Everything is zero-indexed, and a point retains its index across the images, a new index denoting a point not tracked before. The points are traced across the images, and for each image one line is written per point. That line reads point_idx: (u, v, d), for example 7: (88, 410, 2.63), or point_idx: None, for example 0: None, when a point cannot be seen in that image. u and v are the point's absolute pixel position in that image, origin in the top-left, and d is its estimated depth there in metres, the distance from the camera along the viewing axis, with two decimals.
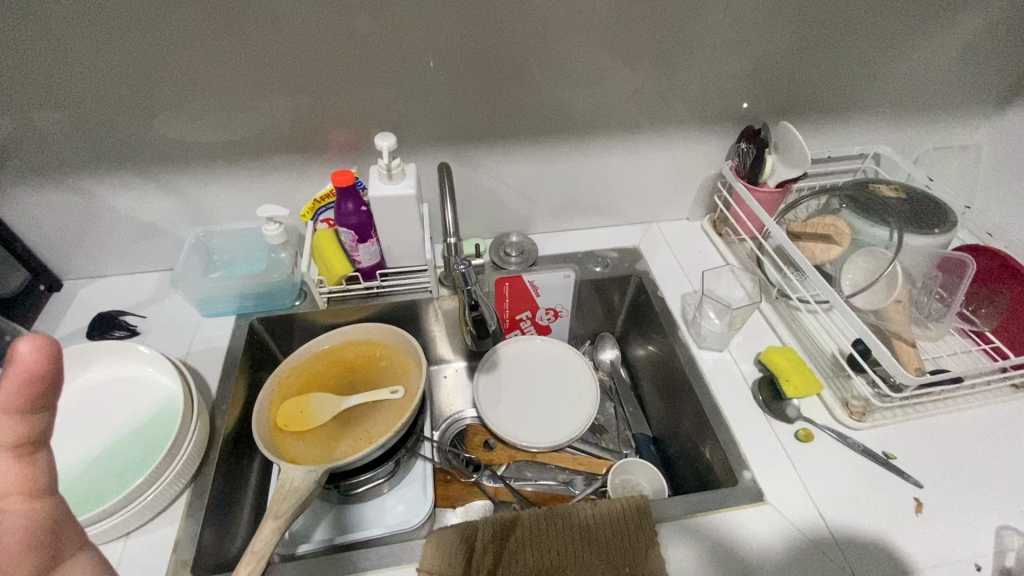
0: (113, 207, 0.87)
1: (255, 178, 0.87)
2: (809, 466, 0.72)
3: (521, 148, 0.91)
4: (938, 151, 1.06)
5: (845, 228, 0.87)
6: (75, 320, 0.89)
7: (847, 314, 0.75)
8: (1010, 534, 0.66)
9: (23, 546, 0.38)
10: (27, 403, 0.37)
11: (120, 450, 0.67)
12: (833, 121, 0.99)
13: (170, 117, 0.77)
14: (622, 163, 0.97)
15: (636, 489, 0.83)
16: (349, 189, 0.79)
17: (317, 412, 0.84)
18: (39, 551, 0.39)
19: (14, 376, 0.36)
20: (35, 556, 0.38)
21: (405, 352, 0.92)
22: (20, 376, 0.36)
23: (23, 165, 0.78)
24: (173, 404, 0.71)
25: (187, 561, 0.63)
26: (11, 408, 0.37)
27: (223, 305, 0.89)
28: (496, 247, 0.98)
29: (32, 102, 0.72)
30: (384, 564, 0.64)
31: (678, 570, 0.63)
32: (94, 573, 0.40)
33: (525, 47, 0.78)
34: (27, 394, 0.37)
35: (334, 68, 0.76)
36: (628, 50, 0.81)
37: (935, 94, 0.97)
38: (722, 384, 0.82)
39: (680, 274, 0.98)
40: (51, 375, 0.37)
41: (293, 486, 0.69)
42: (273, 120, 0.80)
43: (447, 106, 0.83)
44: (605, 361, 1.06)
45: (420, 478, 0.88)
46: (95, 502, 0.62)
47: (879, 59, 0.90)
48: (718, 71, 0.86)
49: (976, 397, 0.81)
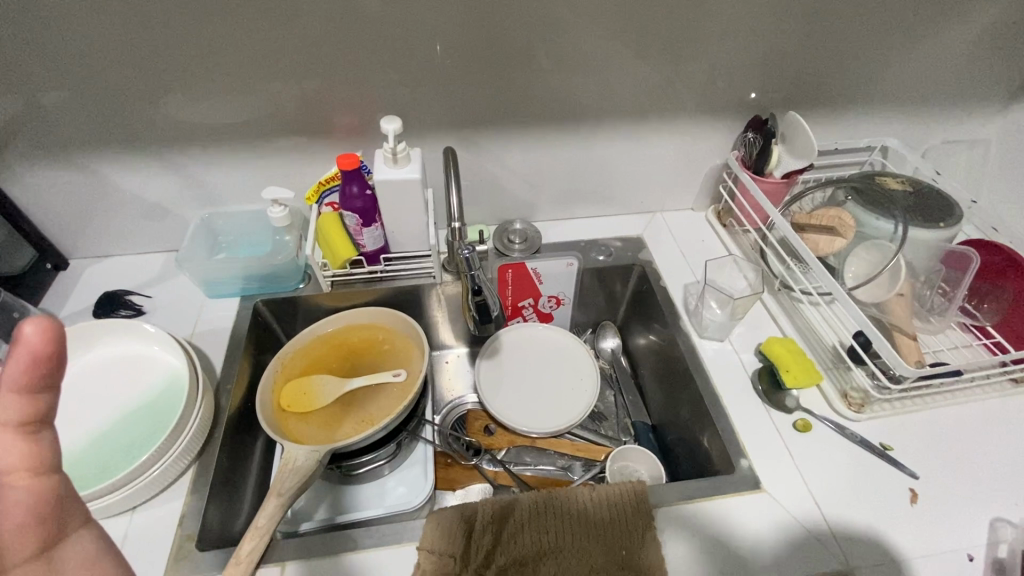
0: (118, 186, 0.87)
1: (261, 160, 0.87)
2: (806, 456, 0.73)
3: (526, 134, 0.91)
4: (946, 144, 1.05)
5: (850, 219, 0.87)
6: (81, 299, 0.90)
7: (848, 306, 0.75)
8: (1004, 526, 0.66)
9: (29, 518, 0.39)
10: (31, 384, 0.37)
11: (127, 426, 0.68)
12: (841, 112, 0.98)
13: (176, 98, 0.77)
14: (628, 151, 0.97)
15: (634, 475, 0.84)
16: (355, 172, 0.80)
17: (320, 394, 0.86)
18: (44, 523, 0.40)
19: (19, 359, 0.36)
20: (41, 527, 0.40)
21: (408, 337, 0.93)
22: (25, 359, 0.36)
23: (29, 143, 0.79)
24: (179, 383, 0.72)
25: (192, 534, 0.65)
26: (17, 388, 0.37)
27: (227, 286, 0.90)
28: (500, 234, 0.98)
29: (39, 80, 0.72)
30: (384, 543, 0.65)
31: (673, 553, 0.64)
32: (96, 546, 0.42)
33: (533, 33, 0.78)
34: (31, 376, 0.37)
35: (340, 51, 0.75)
36: (636, 37, 0.80)
37: (945, 86, 0.96)
38: (722, 374, 0.82)
39: (683, 264, 0.98)
40: (55, 360, 0.37)
41: (296, 464, 0.71)
42: (278, 102, 0.80)
43: (453, 90, 0.82)
44: (606, 349, 1.06)
45: (420, 461, 0.89)
46: (103, 476, 0.63)
47: (890, 51, 0.89)
48: (726, 59, 0.85)
49: (976, 392, 0.81)
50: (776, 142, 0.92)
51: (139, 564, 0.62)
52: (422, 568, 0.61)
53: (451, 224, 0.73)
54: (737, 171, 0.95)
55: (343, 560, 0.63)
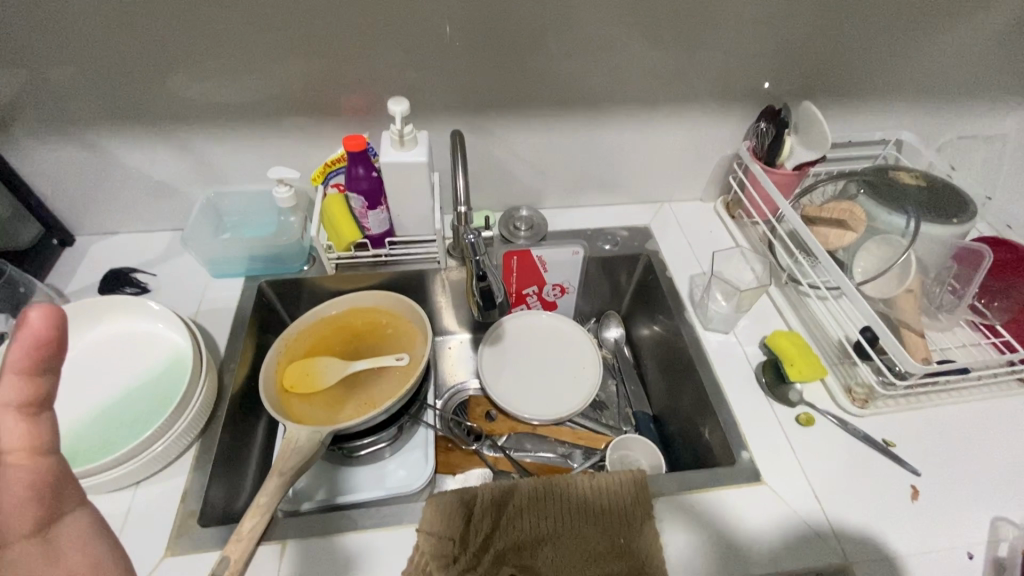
0: (124, 163, 0.86)
1: (267, 139, 0.86)
2: (807, 449, 0.73)
3: (535, 120, 0.90)
4: (962, 140, 1.03)
5: (862, 214, 0.86)
6: (87, 275, 0.90)
7: (857, 300, 0.75)
8: (1004, 525, 0.66)
9: (27, 498, 0.39)
10: (34, 365, 0.38)
11: (131, 402, 0.68)
12: (857, 104, 0.96)
13: (183, 76, 0.76)
14: (637, 139, 0.95)
15: (634, 464, 0.84)
16: (361, 154, 0.79)
17: (323, 376, 0.86)
18: (41, 504, 0.40)
19: (24, 340, 0.37)
20: (38, 508, 0.40)
21: (411, 322, 0.93)
22: (30, 340, 0.37)
23: (36, 118, 0.78)
24: (183, 361, 0.72)
25: (195, 510, 0.65)
26: (21, 368, 0.37)
27: (232, 266, 0.90)
28: (506, 221, 0.98)
29: (46, 54, 0.72)
30: (384, 524, 0.65)
31: (672, 543, 0.64)
32: (92, 528, 0.42)
33: (545, 15, 0.76)
34: (37, 357, 0.38)
35: (348, 31, 0.74)
36: (649, 23, 0.78)
37: (964, 80, 0.94)
38: (726, 366, 0.82)
39: (690, 255, 0.97)
40: (59, 340, 0.38)
41: (298, 444, 0.71)
42: (286, 82, 0.79)
43: (461, 73, 0.81)
44: (609, 339, 1.06)
45: (421, 445, 0.89)
46: (106, 451, 0.64)
47: (909, 41, 0.87)
48: (741, 47, 0.83)
49: (982, 390, 0.80)
50: (789, 133, 0.90)
51: (143, 537, 0.63)
52: (422, 549, 0.62)
53: (457, 207, 0.71)
54: (749, 162, 0.93)
55: (343, 539, 0.64)
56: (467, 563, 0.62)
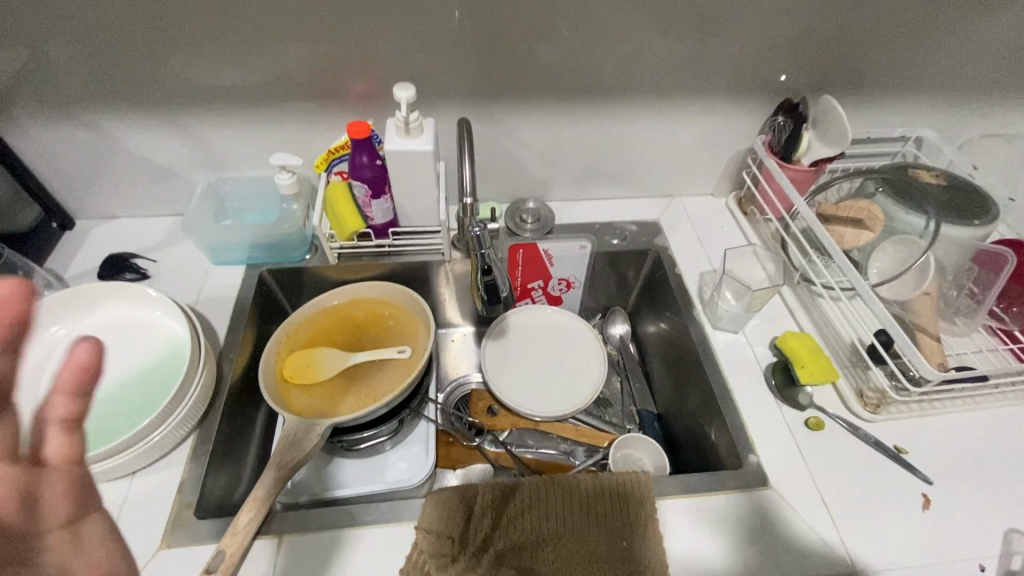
0: (124, 146, 0.85)
1: (269, 125, 0.84)
2: (816, 454, 0.71)
3: (544, 109, 0.87)
4: (985, 138, 1.00)
5: (879, 213, 0.83)
6: (86, 260, 0.88)
7: (873, 303, 0.73)
8: (1018, 537, 0.64)
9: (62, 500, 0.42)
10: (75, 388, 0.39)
11: (128, 391, 0.67)
12: (877, 99, 0.93)
13: (184, 58, 0.74)
14: (649, 131, 0.92)
15: (637, 463, 0.82)
16: (365, 142, 0.77)
17: (324, 367, 0.85)
18: (71, 506, 0.42)
19: (71, 363, 0.39)
20: (69, 509, 0.42)
21: (414, 314, 0.91)
22: (76, 364, 0.39)
23: (35, 99, 0.77)
24: (181, 350, 0.71)
25: (192, 503, 0.65)
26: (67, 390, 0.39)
27: (232, 254, 0.88)
28: (513, 213, 0.95)
29: (44, 33, 0.70)
30: (383, 520, 0.64)
31: (675, 547, 0.63)
32: (106, 537, 0.43)
33: (557, 0, 0.74)
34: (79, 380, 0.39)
35: (353, 13, 0.72)
36: (664, 11, 0.76)
37: (990, 75, 0.91)
38: (735, 367, 0.80)
39: (700, 251, 0.95)
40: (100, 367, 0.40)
41: (297, 437, 0.70)
42: (289, 65, 0.77)
43: (469, 59, 0.79)
44: (615, 335, 1.04)
45: (422, 439, 0.88)
46: (102, 441, 0.63)
47: (934, 34, 0.84)
48: (759, 38, 0.80)
49: (998, 398, 0.78)
50: (806, 128, 0.86)
51: (140, 528, 0.62)
52: (420, 547, 0.61)
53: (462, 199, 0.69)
54: (763, 157, 0.90)
55: (340, 535, 0.63)
56: (466, 563, 0.61)
